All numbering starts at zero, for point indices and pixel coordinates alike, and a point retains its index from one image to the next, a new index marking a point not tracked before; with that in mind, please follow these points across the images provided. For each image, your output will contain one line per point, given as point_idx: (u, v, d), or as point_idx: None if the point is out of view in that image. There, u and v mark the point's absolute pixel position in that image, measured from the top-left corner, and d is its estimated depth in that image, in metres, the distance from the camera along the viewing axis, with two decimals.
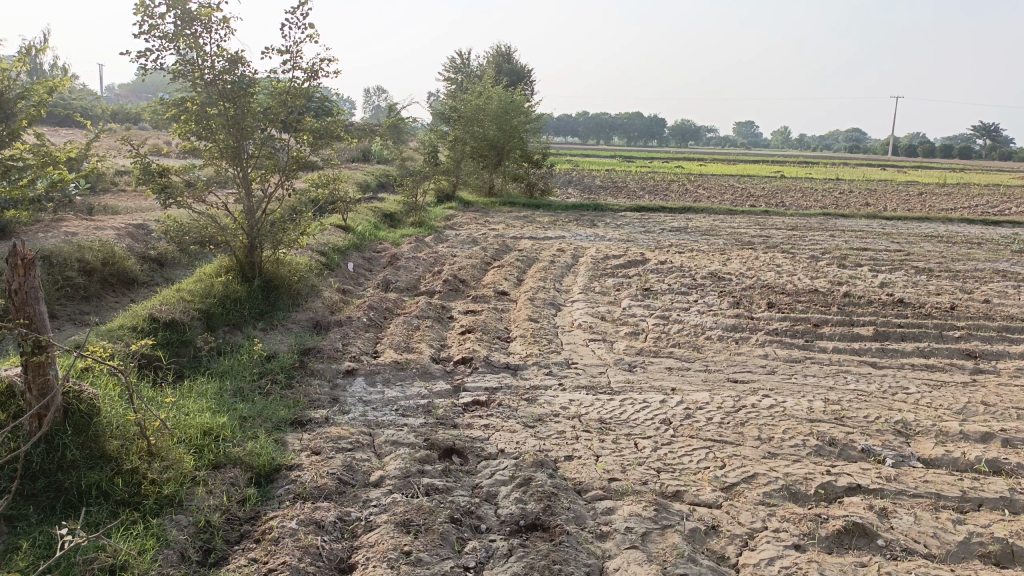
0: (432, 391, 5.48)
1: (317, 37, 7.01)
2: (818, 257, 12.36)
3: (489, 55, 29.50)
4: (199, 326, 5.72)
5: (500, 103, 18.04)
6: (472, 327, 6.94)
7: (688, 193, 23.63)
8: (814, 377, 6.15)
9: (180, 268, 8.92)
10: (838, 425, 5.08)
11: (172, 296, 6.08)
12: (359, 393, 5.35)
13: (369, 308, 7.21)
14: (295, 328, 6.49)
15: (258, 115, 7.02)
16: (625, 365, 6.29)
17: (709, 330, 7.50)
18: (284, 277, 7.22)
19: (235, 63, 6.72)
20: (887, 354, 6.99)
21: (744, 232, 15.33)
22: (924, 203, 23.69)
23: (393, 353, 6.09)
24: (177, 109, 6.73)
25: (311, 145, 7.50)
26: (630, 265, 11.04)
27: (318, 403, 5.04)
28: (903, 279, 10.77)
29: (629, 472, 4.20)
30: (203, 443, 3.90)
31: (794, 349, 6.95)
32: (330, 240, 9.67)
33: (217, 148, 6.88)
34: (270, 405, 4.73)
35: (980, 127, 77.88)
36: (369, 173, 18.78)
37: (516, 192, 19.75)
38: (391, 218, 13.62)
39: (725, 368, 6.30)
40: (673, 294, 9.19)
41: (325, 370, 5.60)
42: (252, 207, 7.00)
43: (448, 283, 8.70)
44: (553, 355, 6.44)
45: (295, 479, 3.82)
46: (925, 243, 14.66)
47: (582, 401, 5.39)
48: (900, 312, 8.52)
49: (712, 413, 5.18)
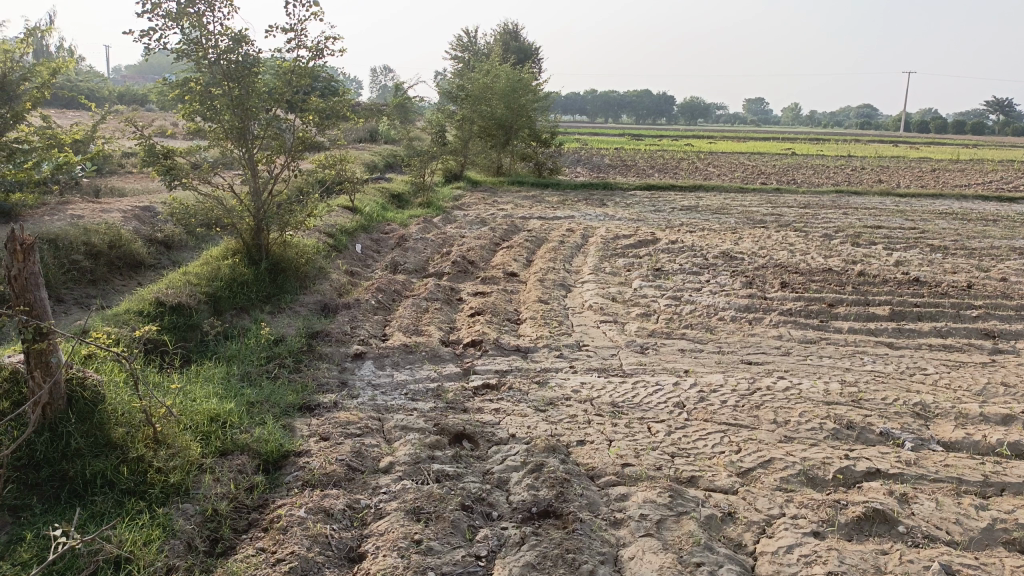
0: (441, 375, 5.41)
1: (321, 14, 6.88)
2: (831, 235, 12.21)
3: (495, 32, 29.20)
4: (206, 310, 5.66)
5: (508, 81, 17.86)
6: (481, 309, 6.85)
7: (698, 172, 23.40)
8: (830, 358, 6.05)
9: (187, 251, 8.86)
10: (856, 408, 4.98)
11: (178, 280, 6.01)
12: (367, 377, 5.29)
13: (378, 290, 7.13)
14: (302, 310, 6.42)
15: (263, 95, 6.91)
16: (637, 347, 6.20)
17: (722, 310, 7.39)
18: (292, 259, 7.15)
19: (239, 43, 6.60)
20: (904, 334, 6.87)
21: (755, 210, 15.15)
22: (937, 180, 23.37)
23: (402, 336, 6.02)
24: (180, 90, 6.62)
25: (317, 125, 7.38)
26: (640, 244, 10.92)
27: (326, 387, 4.98)
28: (918, 257, 10.62)
29: (643, 458, 4.12)
30: (210, 429, 3.85)
31: (808, 330, 6.84)
32: (338, 221, 9.58)
33: (222, 129, 6.77)
34: (278, 390, 4.67)
35: (993, 101, 76.81)
36: (376, 153, 18.67)
37: (525, 172, 19.60)
38: (399, 199, 13.52)
39: (738, 349, 6.20)
40: (685, 274, 9.07)
41: (333, 354, 5.54)
42: (258, 189, 6.91)
43: (457, 264, 8.61)
44: (564, 337, 6.35)
45: (304, 466, 3.76)
46: (940, 221, 14.45)
47: (594, 384, 5.31)
48: (916, 291, 8.39)
49: (727, 396, 5.09)
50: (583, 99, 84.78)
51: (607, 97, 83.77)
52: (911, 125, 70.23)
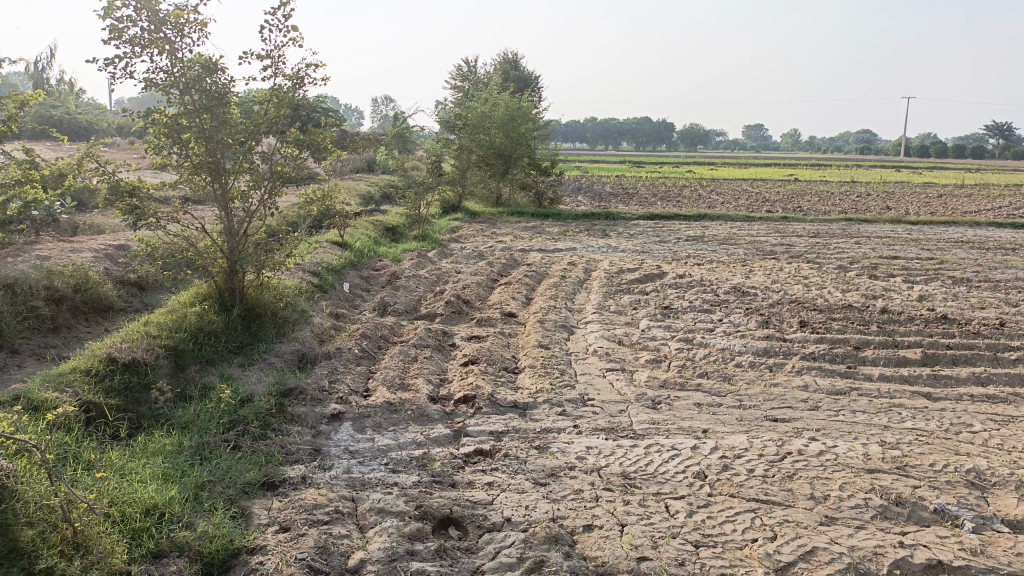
0: (428, 439, 4.78)
1: (299, 39, 6.35)
2: (846, 268, 11.64)
3: (496, 61, 28.90)
4: (165, 368, 5.05)
5: (507, 110, 17.44)
6: (476, 358, 6.24)
7: (702, 199, 22.89)
8: (864, 413, 5.41)
9: (163, 293, 8.28)
10: (902, 477, 4.34)
11: (137, 330, 5.42)
12: (345, 443, 4.66)
13: (362, 337, 6.52)
14: (277, 362, 5.81)
15: (237, 127, 6.33)
16: (648, 401, 5.57)
17: (739, 355, 6.78)
18: (268, 304, 6.55)
19: (212, 70, 6.06)
20: (941, 381, 6.24)
21: (764, 240, 14.57)
22: (946, 205, 22.88)
23: (386, 392, 5.39)
24: (145, 122, 6.06)
25: (298, 158, 6.80)
26: (646, 279, 10.33)
27: (295, 458, 4.36)
28: (941, 291, 10.02)
29: (661, 549, 3.48)
30: (144, 525, 3.25)
31: (835, 378, 6.21)
32: (325, 259, 9.02)
33: (191, 164, 6.21)
34: (237, 465, 4.05)
35: (994, 126, 76.86)
36: (373, 184, 18.17)
37: (525, 202, 19.07)
38: (393, 232, 12.96)
39: (761, 403, 5.56)
40: (695, 313, 8.47)
41: (307, 416, 4.91)
42: (232, 228, 6.32)
43: (451, 304, 8.01)
44: (566, 390, 5.73)
45: (255, 569, 3.15)
46: (957, 250, 13.87)
47: (601, 449, 4.67)
48: (946, 330, 7.77)
49: (754, 463, 4.45)
50: (583, 127, 84.86)
51: (608, 124, 83.81)
52: (911, 149, 70.07)
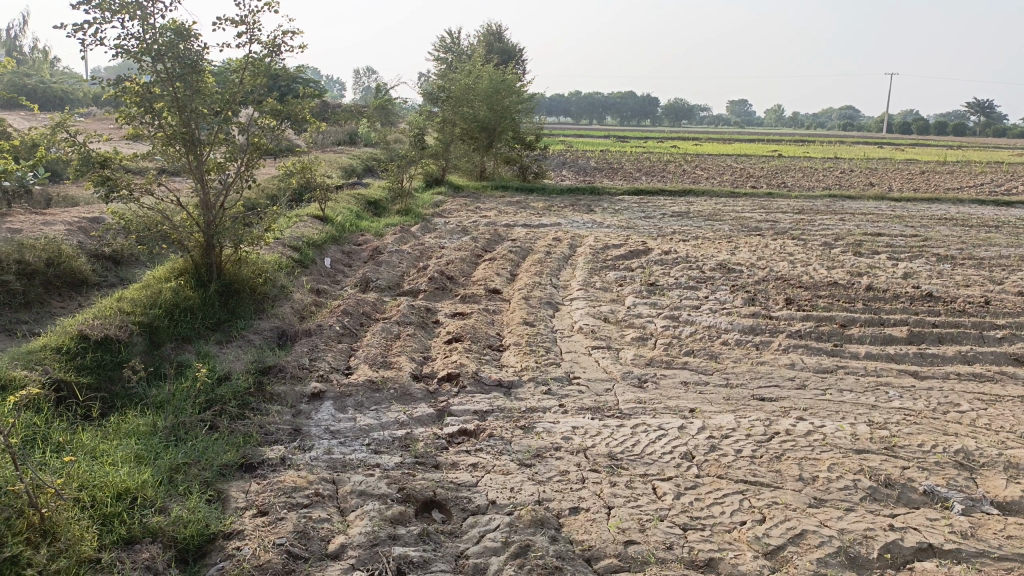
0: (411, 419, 4.68)
1: (275, 5, 6.14)
2: (832, 245, 11.61)
3: (480, 33, 28.48)
4: (139, 346, 4.91)
5: (491, 82, 17.19)
6: (459, 335, 6.13)
7: (687, 174, 22.80)
8: (851, 393, 5.36)
9: (139, 267, 8.08)
10: (891, 458, 4.30)
11: (110, 306, 5.26)
12: (325, 423, 4.55)
13: (343, 313, 6.39)
14: (256, 340, 5.66)
15: (213, 97, 6.12)
16: (634, 380, 5.49)
17: (725, 333, 6.72)
18: (247, 279, 6.39)
19: (185, 37, 5.85)
20: (927, 360, 6.22)
21: (749, 216, 14.51)
22: (929, 182, 22.94)
23: (368, 370, 5.27)
24: (116, 90, 5.84)
25: (276, 129, 6.60)
26: (631, 255, 10.24)
27: (274, 439, 4.25)
28: (926, 268, 10.01)
29: (649, 532, 3.42)
30: (115, 509, 3.15)
31: (822, 357, 6.17)
32: (305, 233, 8.85)
33: (166, 135, 6.01)
34: (213, 446, 3.94)
35: (976, 103, 77.19)
36: (355, 157, 17.90)
37: (509, 176, 18.87)
38: (375, 206, 12.77)
39: (748, 382, 5.51)
40: (681, 289, 8.40)
41: (286, 395, 4.79)
42: (208, 201, 6.14)
43: (434, 280, 7.88)
44: (551, 368, 5.64)
45: (231, 554, 3.05)
46: (941, 227, 13.89)
47: (588, 429, 4.59)
48: (931, 308, 7.75)
49: (742, 444, 4.39)
50: (568, 101, 84.29)
51: (592, 98, 83.31)
52: (893, 126, 70.24)
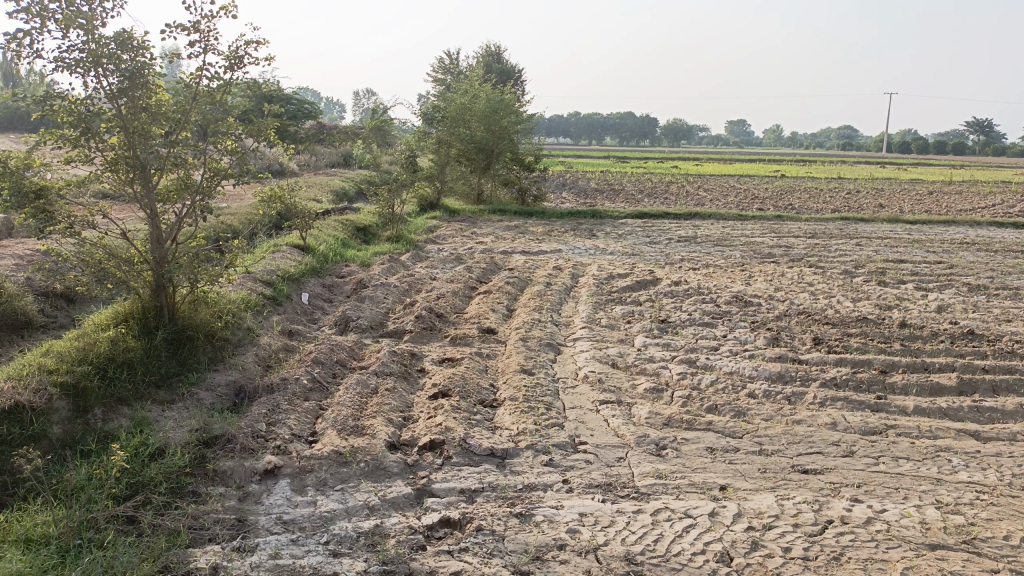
0: (383, 502, 3.84)
1: (232, 10, 5.46)
2: (852, 273, 10.83)
3: (478, 54, 27.89)
4: (58, 414, 4.12)
5: (488, 102, 16.51)
6: (446, 390, 5.30)
7: (692, 196, 22.08)
8: (909, 462, 4.52)
9: (95, 305, 7.27)
10: (975, 557, 3.46)
11: (29, 361, 4.47)
12: (278, 509, 3.73)
13: (314, 363, 5.56)
14: (206, 401, 4.86)
15: (164, 115, 5.32)
16: (651, 445, 4.66)
17: (751, 382, 5.89)
18: (203, 324, 5.58)
19: (130, 48, 5.05)
20: (986, 416, 5.38)
21: (760, 241, 13.71)
22: (940, 203, 22.22)
23: (335, 437, 4.44)
24: (45, 109, 4.98)
25: (237, 153, 5.79)
26: (639, 286, 9.43)
27: (208, 540, 3.43)
28: (959, 300, 9.20)
29: None
30: None
31: (864, 412, 5.34)
32: (282, 265, 8.05)
33: (108, 159, 5.20)
34: (124, 556, 3.18)
35: (976, 124, 76.92)
36: (347, 180, 17.16)
37: (507, 199, 18.08)
38: (364, 233, 11.98)
39: (785, 447, 4.67)
40: (696, 327, 7.59)
41: (233, 473, 3.99)
42: (158, 235, 5.30)
43: (422, 319, 7.05)
44: (553, 431, 4.81)
45: None
46: (965, 252, 13.11)
47: (600, 516, 3.76)
48: (977, 348, 6.91)
49: (790, 538, 3.56)
50: (567, 121, 83.93)
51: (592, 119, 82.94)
52: (894, 145, 69.75)
